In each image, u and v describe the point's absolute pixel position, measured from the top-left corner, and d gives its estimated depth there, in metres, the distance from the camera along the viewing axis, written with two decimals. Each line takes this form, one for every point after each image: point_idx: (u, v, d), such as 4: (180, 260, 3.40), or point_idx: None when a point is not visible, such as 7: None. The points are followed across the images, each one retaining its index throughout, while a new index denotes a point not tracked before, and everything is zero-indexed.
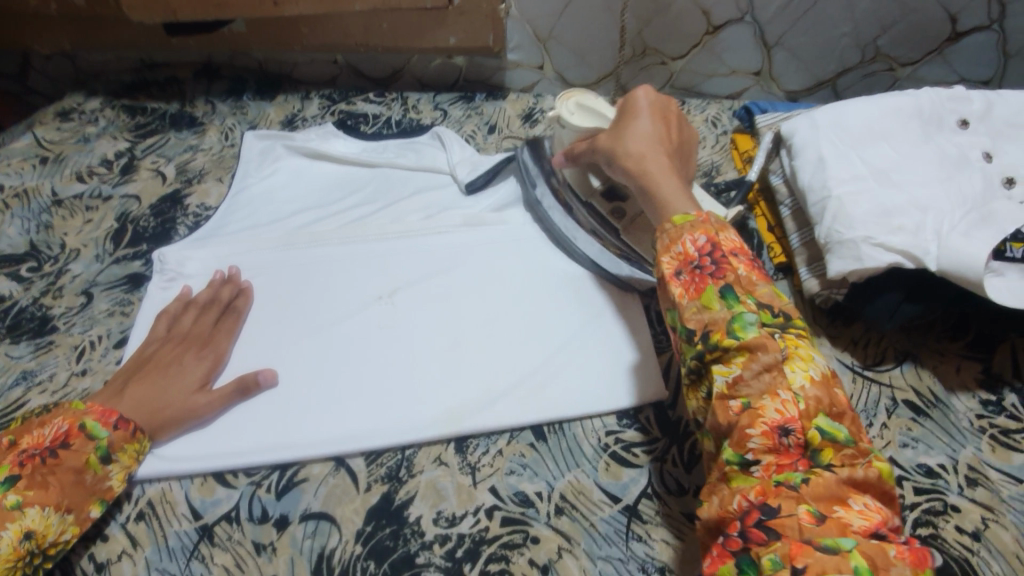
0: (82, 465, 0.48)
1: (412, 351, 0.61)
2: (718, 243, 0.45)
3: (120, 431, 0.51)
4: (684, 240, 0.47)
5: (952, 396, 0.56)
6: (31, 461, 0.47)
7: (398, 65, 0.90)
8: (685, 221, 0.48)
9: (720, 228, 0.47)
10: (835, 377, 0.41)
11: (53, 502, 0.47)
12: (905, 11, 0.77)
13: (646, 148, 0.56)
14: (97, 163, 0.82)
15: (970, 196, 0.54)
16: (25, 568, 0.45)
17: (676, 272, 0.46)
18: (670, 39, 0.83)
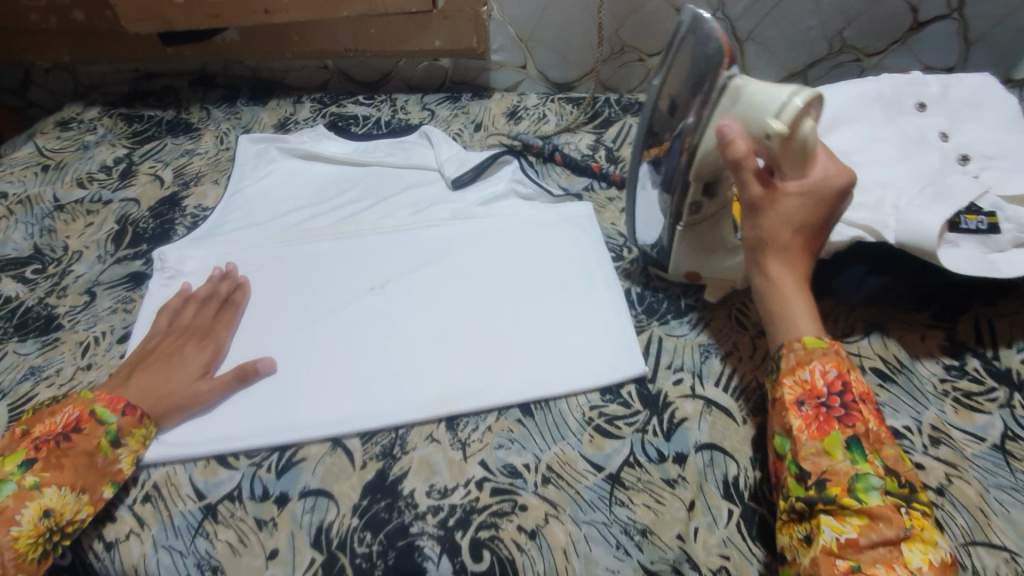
0: (94, 447, 0.51)
1: (404, 337, 0.63)
2: (848, 383, 0.47)
3: (128, 416, 0.54)
4: (814, 368, 0.47)
5: (916, 362, 0.59)
6: (46, 445, 0.50)
7: (386, 69, 0.93)
8: (818, 347, 0.48)
9: (850, 369, 0.48)
10: (953, 561, 0.42)
11: (68, 482, 0.49)
12: (869, 4, 0.81)
13: (794, 245, 0.51)
14: (97, 169, 0.85)
15: (927, 173, 0.57)
16: (45, 544, 0.47)
17: (800, 402, 0.47)
18: (646, 36, 0.87)
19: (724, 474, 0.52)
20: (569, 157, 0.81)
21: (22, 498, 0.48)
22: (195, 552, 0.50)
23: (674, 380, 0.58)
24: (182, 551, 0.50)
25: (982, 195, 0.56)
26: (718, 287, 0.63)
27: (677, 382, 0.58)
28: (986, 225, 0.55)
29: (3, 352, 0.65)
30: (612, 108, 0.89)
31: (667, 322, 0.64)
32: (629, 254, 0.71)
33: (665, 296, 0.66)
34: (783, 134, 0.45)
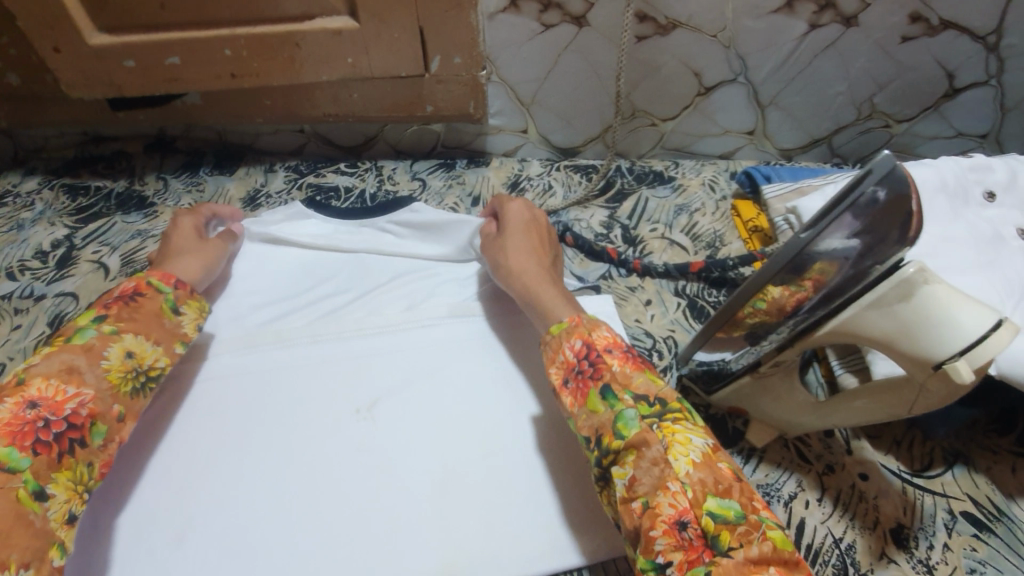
0: (159, 310, 0.49)
1: (398, 481, 0.52)
2: (593, 344, 0.45)
3: (182, 288, 0.52)
4: (562, 347, 0.46)
5: (1012, 503, 0.49)
6: (114, 303, 0.47)
7: (370, 133, 0.84)
8: (560, 329, 0.47)
9: (592, 328, 0.46)
10: (718, 449, 0.39)
11: (144, 332, 0.47)
12: (902, 69, 0.74)
13: (521, 250, 0.58)
14: (30, 255, 0.73)
15: (1012, 281, 0.50)
16: (135, 381, 0.45)
17: (564, 382, 0.45)
18: (660, 101, 0.79)
19: None
20: (581, 239, 0.72)
21: (106, 340, 0.45)
22: None
23: None
24: None
25: None
26: (764, 430, 0.53)
27: None
28: None
29: None
30: (624, 177, 0.81)
31: None
32: (660, 360, 0.61)
33: (708, 418, 0.56)
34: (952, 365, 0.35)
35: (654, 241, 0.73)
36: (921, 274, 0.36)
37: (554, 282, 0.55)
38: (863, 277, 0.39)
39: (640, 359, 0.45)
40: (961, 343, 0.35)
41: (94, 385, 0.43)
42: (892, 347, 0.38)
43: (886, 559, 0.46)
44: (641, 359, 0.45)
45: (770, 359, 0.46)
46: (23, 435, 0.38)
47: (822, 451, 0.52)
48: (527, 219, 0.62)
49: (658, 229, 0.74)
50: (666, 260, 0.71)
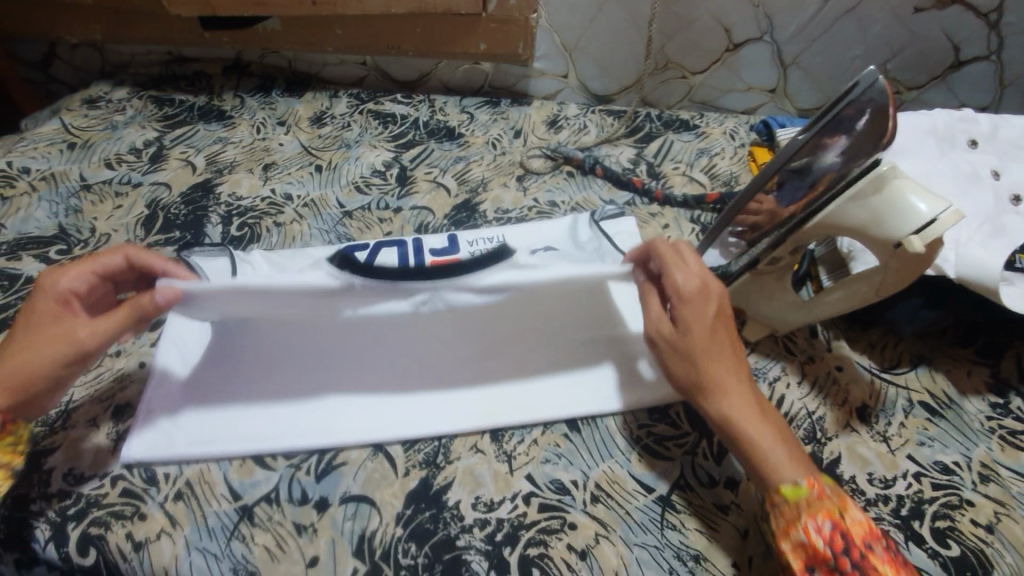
0: None
1: (450, 338, 0.57)
2: (847, 533, 0.42)
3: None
4: (807, 528, 0.43)
5: (963, 398, 0.59)
6: None
7: (426, 69, 0.93)
8: (799, 498, 0.43)
9: (841, 508, 0.43)
10: None
11: None
12: (914, 38, 0.80)
13: (724, 369, 0.47)
14: (126, 151, 0.83)
15: (979, 210, 0.58)
16: None
17: (809, 570, 0.42)
18: (692, 54, 0.87)
19: None
20: (611, 170, 0.80)
21: None
22: (230, 555, 0.48)
23: None
24: (218, 555, 0.48)
25: None
26: (758, 328, 0.62)
27: None
28: None
29: None
30: (652, 123, 0.89)
31: None
32: None
33: None
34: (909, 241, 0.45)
35: (676, 177, 0.81)
36: (893, 171, 0.47)
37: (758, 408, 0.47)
38: (846, 175, 0.48)
39: (902, 559, 0.42)
40: (919, 221, 0.45)
41: None
42: (863, 232, 0.48)
43: (849, 429, 0.56)
44: (900, 558, 0.42)
45: (766, 255, 0.55)
46: None
47: (805, 347, 0.62)
48: (716, 287, 0.48)
49: (680, 167, 0.83)
50: (686, 192, 0.79)
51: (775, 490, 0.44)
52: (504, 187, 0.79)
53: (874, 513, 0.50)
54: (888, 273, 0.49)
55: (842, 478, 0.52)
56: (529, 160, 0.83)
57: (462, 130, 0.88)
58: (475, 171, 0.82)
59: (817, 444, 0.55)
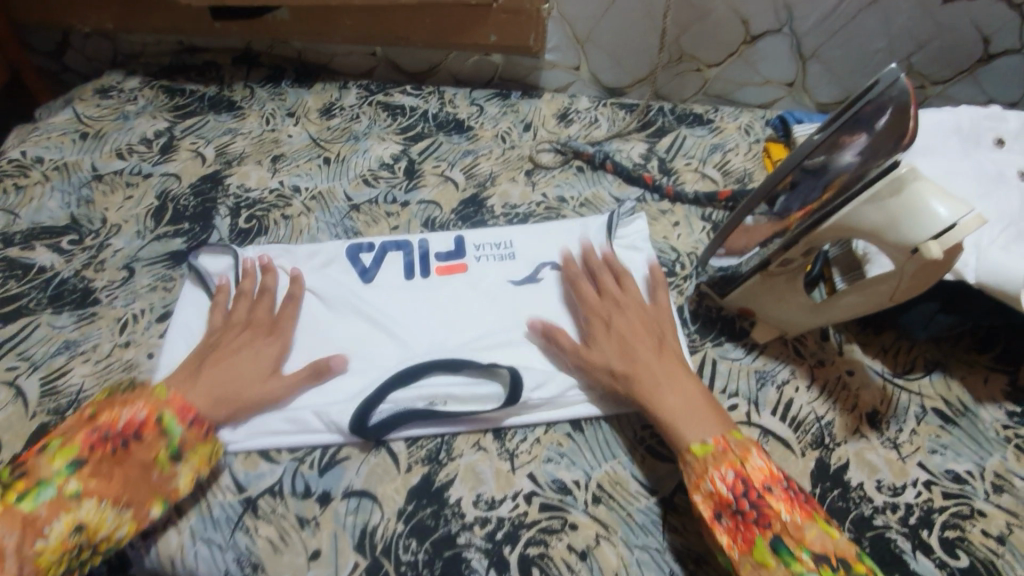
0: (152, 460, 0.48)
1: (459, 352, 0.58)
2: (749, 480, 0.45)
3: (194, 430, 0.50)
4: (714, 477, 0.46)
5: (979, 405, 0.57)
6: (103, 447, 0.47)
7: (435, 61, 0.92)
8: (707, 453, 0.47)
9: (743, 457, 0.47)
10: None
11: (112, 496, 0.46)
12: (940, 30, 0.77)
13: (625, 348, 0.55)
14: (137, 142, 0.84)
15: (1003, 213, 0.57)
16: (72, 560, 0.44)
17: (717, 516, 0.45)
18: (707, 46, 0.85)
19: None
20: (621, 165, 0.79)
21: (58, 508, 0.44)
22: (234, 547, 0.48)
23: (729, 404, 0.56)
24: (222, 546, 0.48)
25: None
26: (768, 330, 0.61)
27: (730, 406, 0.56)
28: None
29: (36, 323, 0.63)
30: (665, 117, 0.88)
31: (721, 343, 0.62)
32: (682, 270, 0.68)
33: (719, 316, 0.64)
34: (927, 246, 0.44)
35: (688, 173, 0.80)
36: (912, 174, 0.45)
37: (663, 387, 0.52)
38: (863, 176, 0.47)
39: (804, 502, 0.45)
40: (938, 227, 0.43)
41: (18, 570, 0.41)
42: (879, 235, 0.46)
43: (859, 434, 0.55)
44: (804, 501, 0.45)
45: (778, 256, 0.54)
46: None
47: (816, 350, 0.60)
48: (625, 298, 0.59)
49: (692, 163, 0.81)
50: (698, 188, 0.77)
51: (686, 450, 0.48)
52: (512, 181, 0.79)
53: (881, 521, 0.49)
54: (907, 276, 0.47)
55: (850, 484, 0.52)
56: (539, 154, 0.82)
57: (471, 123, 0.87)
58: (484, 165, 0.81)
59: (825, 449, 0.54)
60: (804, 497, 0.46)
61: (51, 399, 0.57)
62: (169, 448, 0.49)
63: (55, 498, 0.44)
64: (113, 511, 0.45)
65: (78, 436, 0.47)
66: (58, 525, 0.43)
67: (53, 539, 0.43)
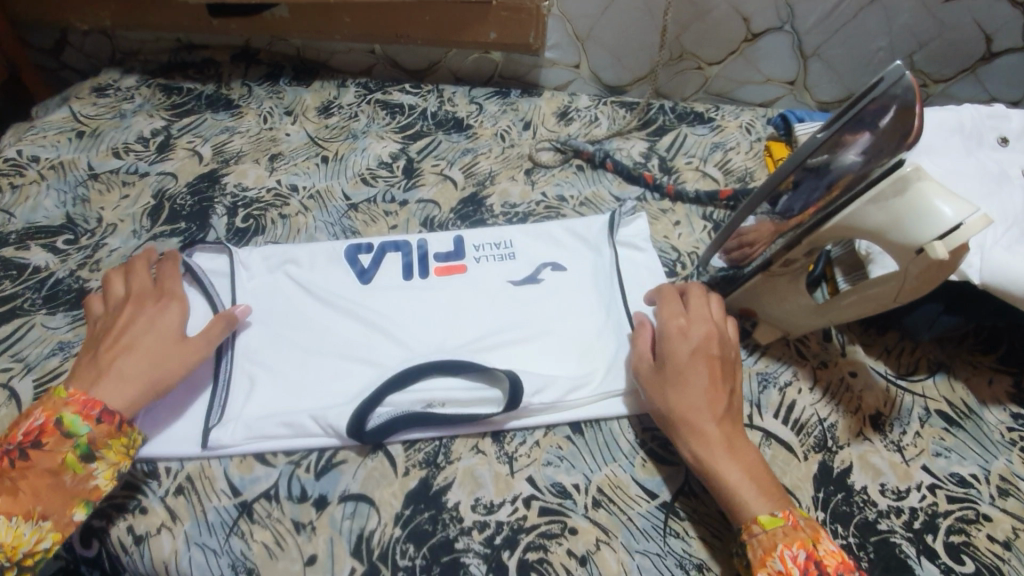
0: (59, 465, 0.45)
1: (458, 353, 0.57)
2: (821, 564, 0.42)
3: (104, 425, 0.47)
4: (781, 554, 0.42)
5: (983, 408, 0.57)
6: (0, 465, 0.45)
7: (435, 59, 0.92)
8: (776, 527, 0.43)
9: (815, 539, 0.43)
10: None
11: (23, 510, 0.44)
12: (943, 28, 0.76)
13: (693, 396, 0.49)
14: (133, 140, 0.83)
15: (1008, 213, 0.56)
16: None
17: None
18: (708, 44, 0.84)
19: None
20: (621, 164, 0.78)
21: None
22: (229, 552, 0.48)
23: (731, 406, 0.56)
24: (217, 551, 0.48)
25: None
26: (770, 331, 0.60)
27: None
28: None
29: (31, 323, 0.62)
30: (666, 115, 0.87)
31: None
32: (682, 270, 0.68)
33: None
34: (932, 245, 0.43)
35: (689, 172, 0.79)
36: (917, 173, 0.44)
37: (732, 445, 0.48)
38: (867, 176, 0.46)
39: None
40: (943, 227, 0.42)
41: None
42: (883, 235, 0.46)
43: (862, 437, 0.54)
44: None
45: (780, 256, 0.53)
46: None
47: (819, 351, 0.60)
48: (709, 334, 0.53)
49: (693, 162, 0.80)
50: (699, 187, 0.77)
51: (751, 520, 0.45)
52: (511, 180, 0.78)
53: (885, 525, 0.49)
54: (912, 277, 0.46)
55: (853, 488, 0.51)
56: (538, 153, 0.81)
57: (470, 122, 0.86)
58: (483, 164, 0.80)
59: (828, 452, 0.53)
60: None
61: None
62: (77, 450, 0.46)
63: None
64: (27, 524, 0.44)
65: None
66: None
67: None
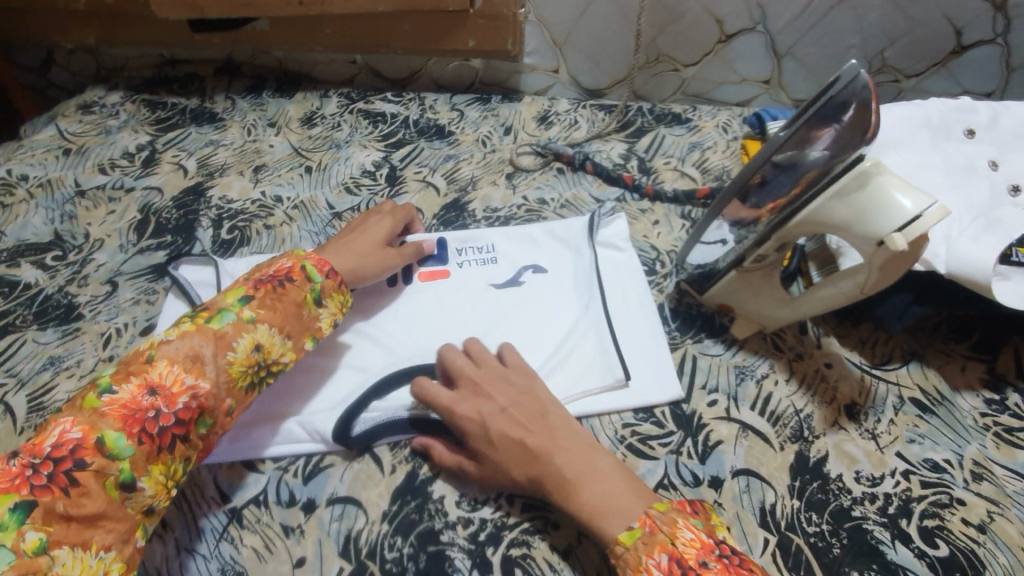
0: (302, 300, 0.51)
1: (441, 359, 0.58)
2: (682, 560, 0.41)
3: (331, 281, 0.53)
4: (646, 565, 0.41)
5: (956, 395, 0.58)
6: (264, 287, 0.50)
7: (416, 67, 0.93)
8: (635, 541, 0.42)
9: (673, 535, 0.42)
10: None
11: (278, 324, 0.49)
12: (913, 24, 0.77)
13: (509, 455, 0.48)
14: (119, 156, 0.84)
15: (974, 204, 0.57)
16: (253, 376, 0.47)
17: None
18: (683, 46, 0.85)
19: (761, 500, 0.51)
20: (600, 166, 0.79)
21: (240, 328, 0.47)
22: (219, 557, 0.49)
23: (709, 400, 0.57)
24: (207, 557, 0.49)
25: None
26: (747, 325, 0.61)
27: (711, 402, 0.57)
28: None
29: (21, 339, 0.63)
30: (644, 117, 0.88)
31: (701, 340, 0.62)
32: (662, 268, 0.69)
33: (699, 314, 0.65)
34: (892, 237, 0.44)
35: (667, 172, 0.80)
36: (876, 167, 0.45)
37: (573, 470, 0.46)
38: (830, 171, 0.47)
39: (740, 565, 0.41)
40: (902, 219, 0.44)
41: (213, 377, 0.44)
42: (847, 229, 0.47)
43: (837, 427, 0.55)
44: (737, 563, 0.41)
45: (751, 252, 0.55)
46: (133, 422, 0.40)
47: (795, 344, 0.61)
48: (503, 390, 0.51)
49: (671, 163, 0.82)
50: (676, 187, 0.78)
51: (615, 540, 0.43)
52: (493, 185, 0.79)
53: (859, 512, 0.50)
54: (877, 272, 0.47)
55: (829, 476, 0.52)
56: (519, 158, 0.82)
57: (452, 129, 0.88)
58: (465, 169, 0.81)
59: (804, 442, 0.54)
60: (740, 557, 0.41)
61: (36, 414, 0.57)
62: (313, 293, 0.52)
63: (236, 321, 0.47)
64: (278, 337, 0.49)
65: (243, 279, 0.50)
66: (243, 340, 0.46)
67: (240, 352, 0.46)
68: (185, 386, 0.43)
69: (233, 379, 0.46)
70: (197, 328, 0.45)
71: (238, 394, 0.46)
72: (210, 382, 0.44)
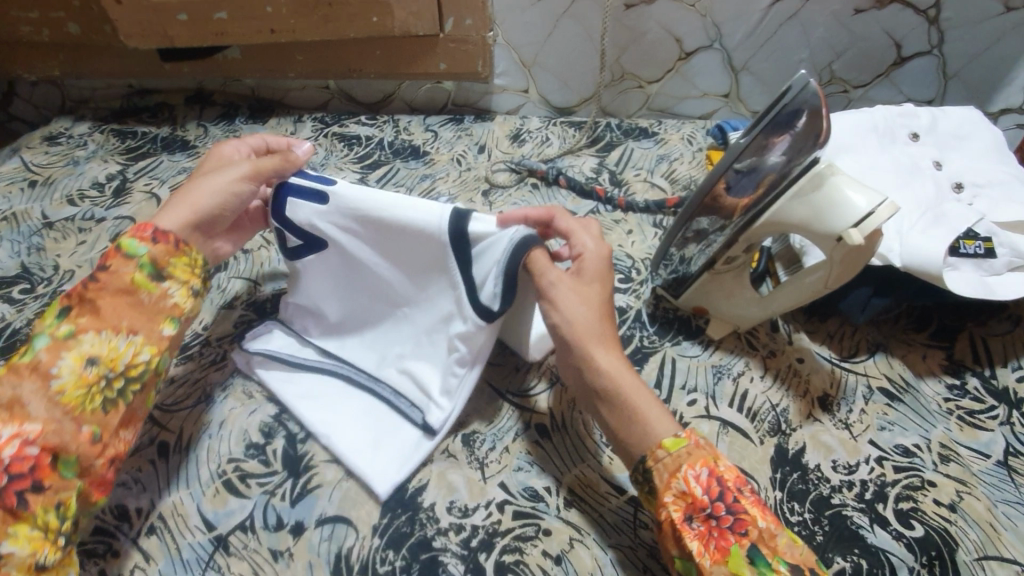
0: (132, 285, 0.48)
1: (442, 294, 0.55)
2: (723, 479, 0.43)
3: (162, 245, 0.49)
4: (686, 476, 0.43)
5: (920, 381, 0.61)
6: (73, 299, 0.47)
7: (389, 90, 0.95)
8: (680, 448, 0.44)
9: (716, 457, 0.44)
10: None
11: (110, 326, 0.47)
12: (856, 39, 0.82)
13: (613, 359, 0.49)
14: (88, 186, 0.83)
15: (923, 201, 0.61)
16: (103, 393, 0.45)
17: (687, 520, 0.42)
18: (646, 64, 0.89)
19: None
20: (573, 180, 0.82)
21: (58, 349, 0.44)
22: None
23: (688, 400, 0.59)
24: None
25: (977, 221, 0.60)
26: (721, 325, 0.64)
27: (691, 402, 0.59)
28: (983, 250, 0.60)
29: None
30: (612, 132, 0.92)
31: (679, 342, 0.64)
32: (637, 275, 0.71)
33: (675, 317, 0.67)
34: (847, 231, 0.47)
35: (638, 183, 0.83)
36: (830, 169, 0.49)
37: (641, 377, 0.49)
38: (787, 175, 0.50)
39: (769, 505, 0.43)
40: (857, 216, 0.47)
41: (45, 415, 0.42)
42: (808, 228, 0.50)
43: (812, 418, 0.57)
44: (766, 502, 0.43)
45: (721, 255, 0.57)
46: None
47: (767, 341, 0.64)
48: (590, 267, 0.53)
49: (641, 174, 0.85)
50: (647, 197, 0.81)
51: (657, 446, 0.45)
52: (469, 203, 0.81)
53: (838, 499, 0.52)
54: (836, 266, 0.50)
55: (808, 466, 0.54)
56: (494, 174, 0.84)
57: (427, 148, 0.89)
58: (440, 188, 0.83)
59: (781, 436, 0.56)
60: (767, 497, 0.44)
61: None
62: (145, 270, 0.48)
63: (51, 343, 0.44)
64: (119, 338, 0.47)
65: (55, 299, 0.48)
66: (65, 361, 0.44)
67: (67, 376, 0.44)
68: (7, 439, 0.41)
69: (73, 407, 0.43)
70: (9, 372, 0.43)
71: (93, 417, 0.44)
72: (42, 422, 0.42)
